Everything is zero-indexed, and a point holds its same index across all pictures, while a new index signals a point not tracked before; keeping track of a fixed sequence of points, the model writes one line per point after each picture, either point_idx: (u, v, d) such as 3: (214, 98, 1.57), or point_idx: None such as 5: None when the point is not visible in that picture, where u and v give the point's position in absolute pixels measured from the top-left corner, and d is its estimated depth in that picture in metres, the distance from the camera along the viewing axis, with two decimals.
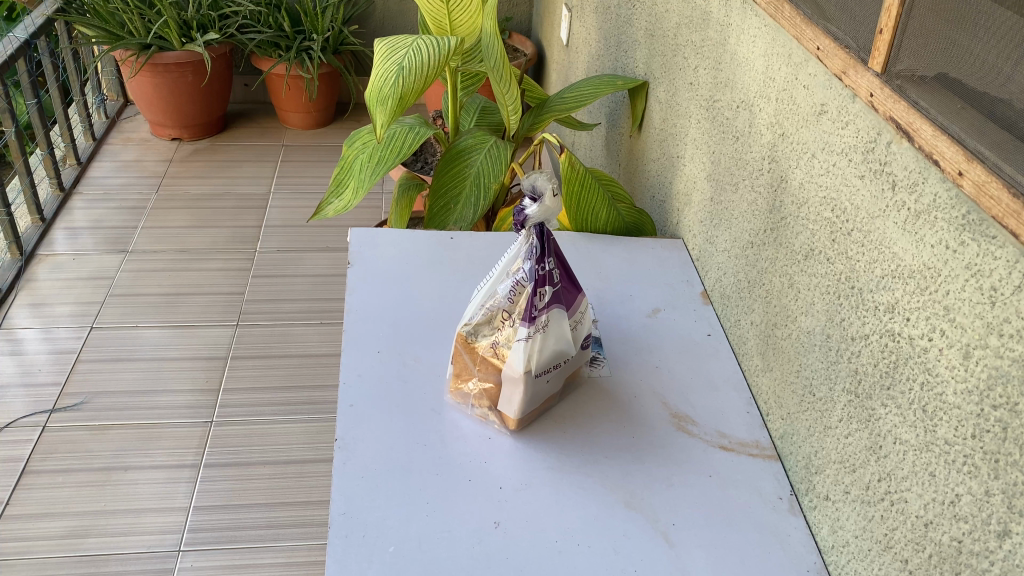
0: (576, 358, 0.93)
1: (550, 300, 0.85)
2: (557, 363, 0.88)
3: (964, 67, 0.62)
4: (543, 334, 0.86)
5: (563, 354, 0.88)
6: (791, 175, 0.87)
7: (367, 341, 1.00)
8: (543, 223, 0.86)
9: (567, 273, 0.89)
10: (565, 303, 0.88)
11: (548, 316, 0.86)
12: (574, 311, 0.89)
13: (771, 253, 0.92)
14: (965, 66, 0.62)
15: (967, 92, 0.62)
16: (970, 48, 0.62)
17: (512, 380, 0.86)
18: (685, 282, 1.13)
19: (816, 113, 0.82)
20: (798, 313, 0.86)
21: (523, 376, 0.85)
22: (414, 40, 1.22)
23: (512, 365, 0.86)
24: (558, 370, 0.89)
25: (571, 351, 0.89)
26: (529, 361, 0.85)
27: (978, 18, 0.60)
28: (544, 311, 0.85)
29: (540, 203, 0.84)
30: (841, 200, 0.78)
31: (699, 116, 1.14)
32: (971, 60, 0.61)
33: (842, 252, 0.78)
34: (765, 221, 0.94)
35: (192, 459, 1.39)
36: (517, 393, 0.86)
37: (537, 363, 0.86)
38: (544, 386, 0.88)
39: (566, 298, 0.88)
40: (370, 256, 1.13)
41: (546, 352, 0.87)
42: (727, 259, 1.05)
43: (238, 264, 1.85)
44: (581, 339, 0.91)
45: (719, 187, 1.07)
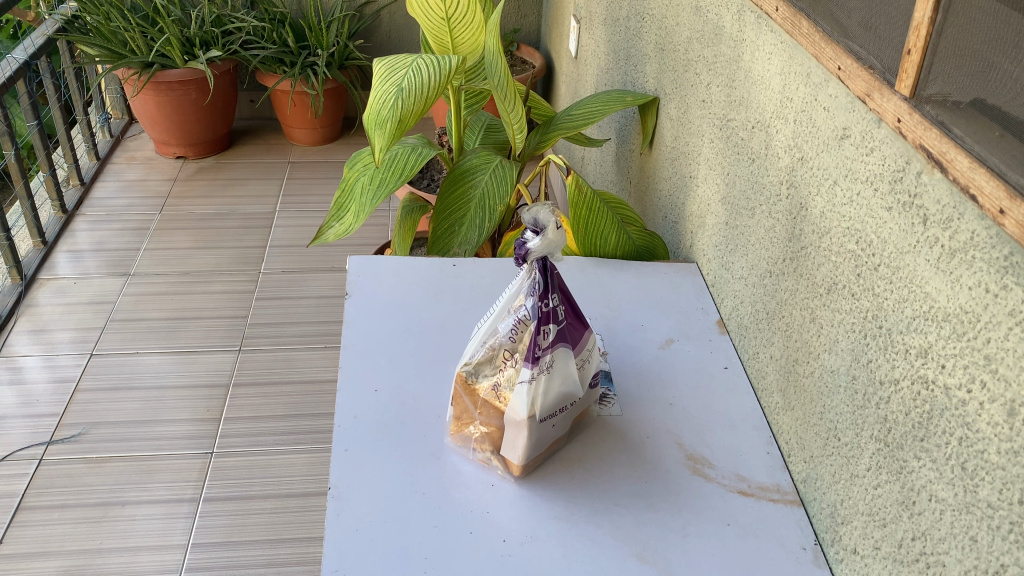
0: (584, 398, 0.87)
1: (555, 339, 0.80)
2: (565, 406, 0.83)
3: (1003, 90, 0.56)
4: (550, 376, 0.81)
5: (571, 397, 0.83)
6: (811, 202, 0.82)
7: (364, 379, 0.95)
8: (548, 257, 0.81)
9: (573, 308, 0.83)
10: (571, 341, 0.82)
11: (553, 357, 0.80)
12: (581, 349, 0.84)
13: (791, 284, 0.87)
14: (1002, 88, 0.56)
15: (1007, 120, 0.56)
16: (1009, 71, 0.56)
17: (515, 425, 0.81)
18: (699, 309, 1.07)
19: (837, 138, 0.76)
20: (821, 350, 0.81)
21: (527, 422, 0.80)
22: (414, 60, 1.17)
23: (515, 409, 0.81)
24: (565, 412, 0.84)
25: (579, 392, 0.84)
26: (535, 406, 0.80)
27: (1018, 39, 0.55)
28: (547, 350, 0.80)
29: (542, 237, 0.79)
30: (866, 232, 0.72)
31: (712, 135, 1.09)
32: (1010, 85, 0.55)
33: (868, 288, 0.72)
34: (783, 249, 0.88)
35: (191, 492, 1.34)
36: (520, 438, 0.81)
37: (543, 408, 0.81)
38: (549, 430, 0.82)
39: (572, 335, 0.82)
40: (369, 286, 1.08)
41: (553, 395, 0.81)
42: (744, 287, 0.99)
43: (241, 286, 1.81)
44: (589, 378, 0.86)
45: (734, 210, 1.01)
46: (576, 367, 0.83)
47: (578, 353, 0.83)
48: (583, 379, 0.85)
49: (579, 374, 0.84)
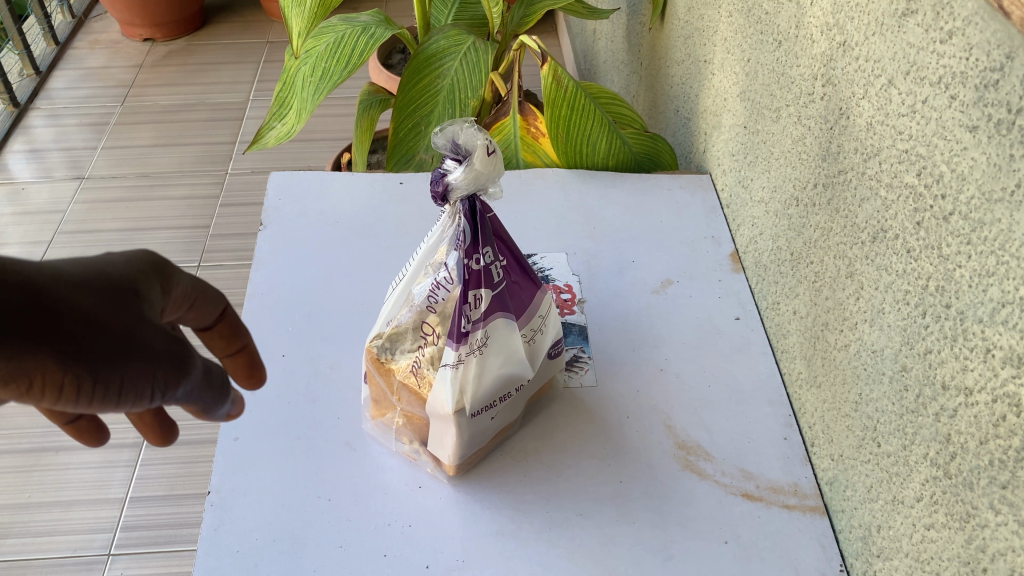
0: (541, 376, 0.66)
1: (492, 307, 0.59)
2: (510, 392, 0.62)
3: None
4: (485, 356, 0.60)
5: (518, 381, 0.62)
6: (855, 108, 0.57)
7: (269, 341, 0.75)
8: (478, 195, 0.59)
9: (517, 261, 0.61)
10: (514, 308, 0.61)
11: (489, 331, 0.59)
12: (530, 316, 0.62)
13: (821, 221, 0.63)
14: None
15: None
16: None
17: (440, 419, 0.60)
18: (709, 238, 0.84)
19: (897, 16, 0.52)
20: (859, 319, 0.58)
21: (454, 418, 0.59)
22: None
23: (437, 401, 0.60)
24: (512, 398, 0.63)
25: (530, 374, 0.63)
26: (465, 396, 0.59)
27: None
28: (481, 323, 0.58)
29: (467, 164, 0.56)
30: (935, 162, 0.48)
31: (730, 6, 0.82)
32: None
33: (933, 244, 0.49)
34: (814, 171, 0.64)
35: (134, 437, 1.19)
36: (448, 437, 0.61)
37: (478, 399, 0.60)
38: (487, 424, 0.62)
39: (516, 299, 0.61)
40: (292, 213, 0.87)
41: (491, 380, 0.61)
42: (765, 214, 0.76)
43: (206, 190, 1.61)
44: (545, 351, 0.65)
45: (755, 110, 0.76)
46: (525, 341, 0.62)
47: (528, 322, 0.62)
48: (537, 355, 0.64)
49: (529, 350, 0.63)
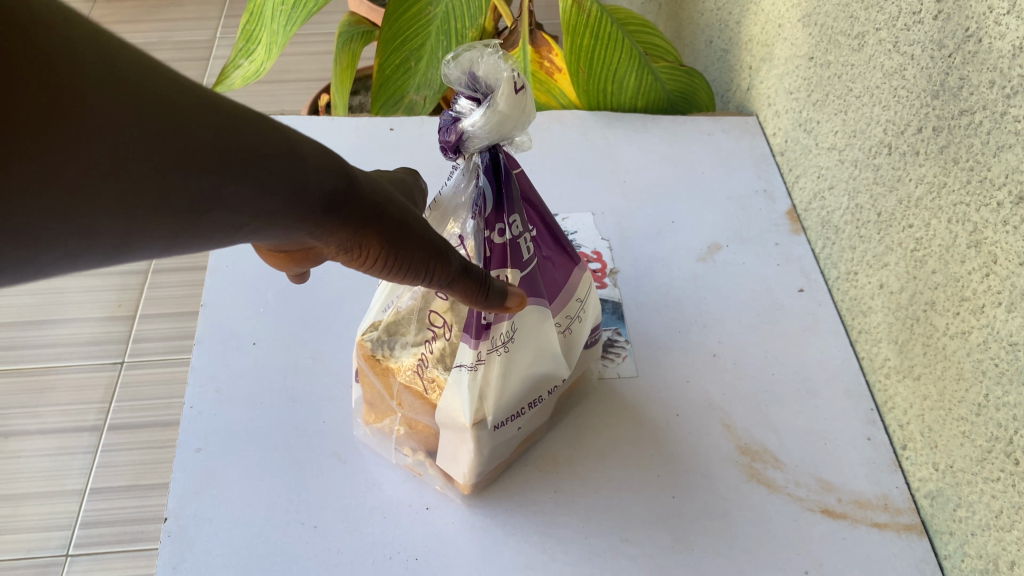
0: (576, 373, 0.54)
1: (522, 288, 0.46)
2: (539, 396, 0.50)
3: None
4: (511, 354, 0.47)
5: (551, 382, 0.50)
6: (993, 28, 0.44)
7: (239, 328, 0.62)
8: (501, 146, 0.45)
9: (550, 233, 0.49)
10: (547, 290, 0.48)
11: (517, 322, 0.47)
12: (565, 300, 0.50)
13: (930, 174, 0.50)
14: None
15: None
16: None
17: (454, 431, 0.48)
18: (760, 193, 0.71)
19: None
20: (989, 301, 0.46)
21: (472, 432, 0.47)
22: None
23: (448, 411, 0.47)
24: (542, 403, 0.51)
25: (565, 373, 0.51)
26: (486, 404, 0.47)
27: None
28: (507, 313, 0.46)
29: (489, 106, 0.42)
30: None
31: None
32: None
33: None
34: (920, 110, 0.51)
35: (93, 419, 1.06)
36: (462, 452, 0.48)
37: (502, 408, 0.47)
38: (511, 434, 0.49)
39: (549, 279, 0.49)
40: None
41: (518, 384, 0.48)
42: (837, 165, 0.62)
43: None
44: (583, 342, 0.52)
45: (826, 36, 0.63)
46: (559, 334, 0.50)
47: (563, 308, 0.50)
48: (573, 350, 0.52)
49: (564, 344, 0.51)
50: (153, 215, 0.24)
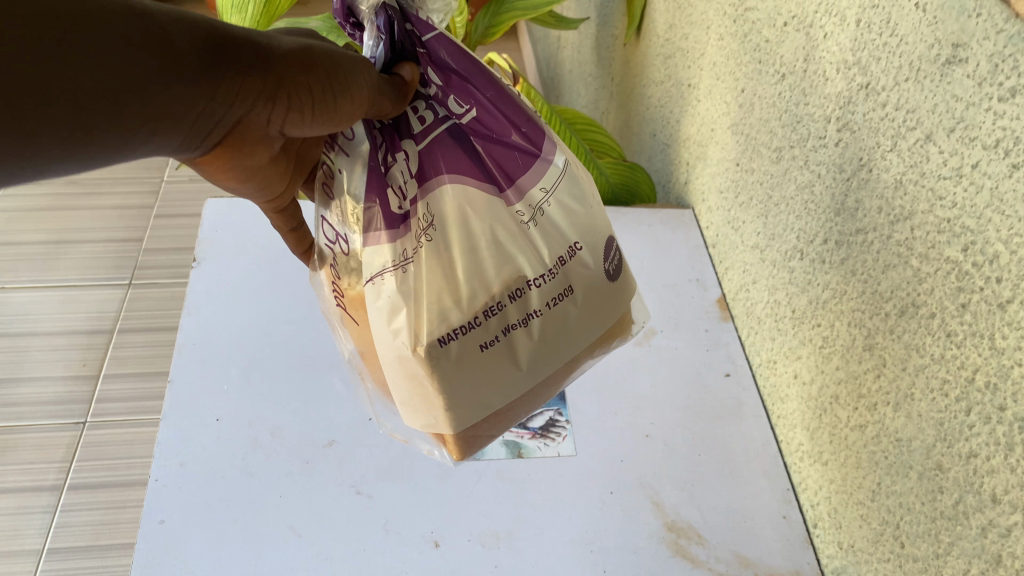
0: (593, 295, 0.52)
1: (435, 160, 0.49)
2: (508, 294, 0.49)
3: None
4: (437, 242, 0.48)
5: (520, 276, 0.49)
6: (879, 161, 0.51)
7: (203, 402, 0.66)
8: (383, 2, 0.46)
9: (504, 115, 0.50)
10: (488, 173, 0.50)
11: (431, 208, 0.49)
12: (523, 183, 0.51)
13: (832, 281, 0.57)
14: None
15: None
16: None
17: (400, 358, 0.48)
18: (693, 281, 0.78)
19: (939, 63, 0.45)
20: (880, 399, 0.51)
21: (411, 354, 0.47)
22: None
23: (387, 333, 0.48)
24: (522, 318, 0.49)
25: (537, 268, 0.49)
26: (416, 303, 0.47)
27: None
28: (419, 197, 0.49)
29: None
30: (984, 236, 0.41)
31: (721, 32, 0.75)
32: None
33: (982, 333, 0.42)
34: (824, 223, 0.58)
35: (54, 478, 1.08)
36: (410, 378, 0.48)
37: (439, 300, 0.47)
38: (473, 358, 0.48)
39: (499, 160, 0.50)
40: (230, 252, 0.79)
41: (455, 274, 0.48)
42: (760, 260, 0.69)
43: (140, 199, 1.51)
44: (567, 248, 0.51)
45: (751, 146, 0.69)
46: (516, 222, 0.50)
47: (522, 197, 0.50)
48: (543, 237, 0.50)
49: (529, 237, 0.50)
50: (81, 126, 0.31)
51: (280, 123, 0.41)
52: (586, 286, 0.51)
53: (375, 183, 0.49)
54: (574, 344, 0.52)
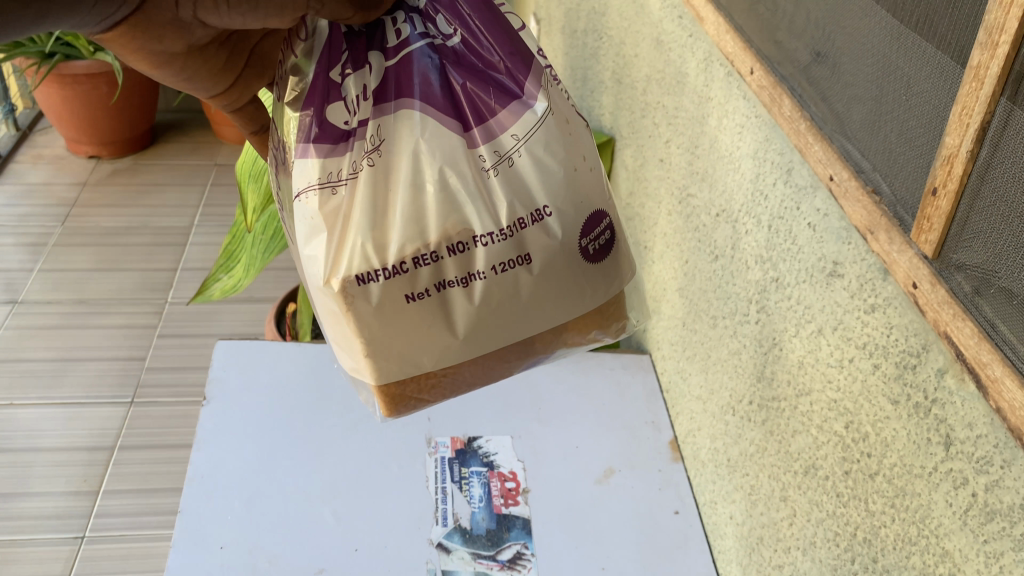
0: (551, 264, 0.56)
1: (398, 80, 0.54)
2: (447, 246, 0.53)
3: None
4: (378, 166, 0.53)
5: (464, 228, 0.53)
6: (786, 344, 0.61)
7: (209, 531, 0.74)
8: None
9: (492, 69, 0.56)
10: (458, 108, 0.55)
11: (381, 130, 0.53)
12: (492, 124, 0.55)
13: (756, 437, 0.67)
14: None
15: None
16: None
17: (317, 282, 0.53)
18: (649, 422, 0.87)
19: (824, 273, 0.56)
20: (794, 545, 0.60)
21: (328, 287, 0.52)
22: None
23: (309, 253, 0.53)
24: (462, 276, 0.54)
25: (487, 226, 0.53)
26: (343, 233, 0.52)
27: None
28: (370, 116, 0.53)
29: None
30: (859, 417, 0.52)
31: (669, 208, 0.87)
32: None
33: (861, 497, 0.51)
34: (749, 387, 0.68)
35: None
36: (332, 312, 0.54)
37: (371, 233, 0.52)
38: (396, 290, 0.53)
39: (473, 103, 0.55)
40: (236, 392, 0.88)
41: (391, 210, 0.53)
42: (702, 410, 0.79)
43: (144, 320, 1.62)
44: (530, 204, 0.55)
45: (694, 310, 0.80)
46: (477, 165, 0.54)
47: (489, 140, 0.55)
48: (502, 185, 0.54)
49: (484, 188, 0.54)
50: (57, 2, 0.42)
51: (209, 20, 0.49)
52: (541, 254, 0.55)
53: (319, 88, 0.53)
54: (521, 318, 0.56)
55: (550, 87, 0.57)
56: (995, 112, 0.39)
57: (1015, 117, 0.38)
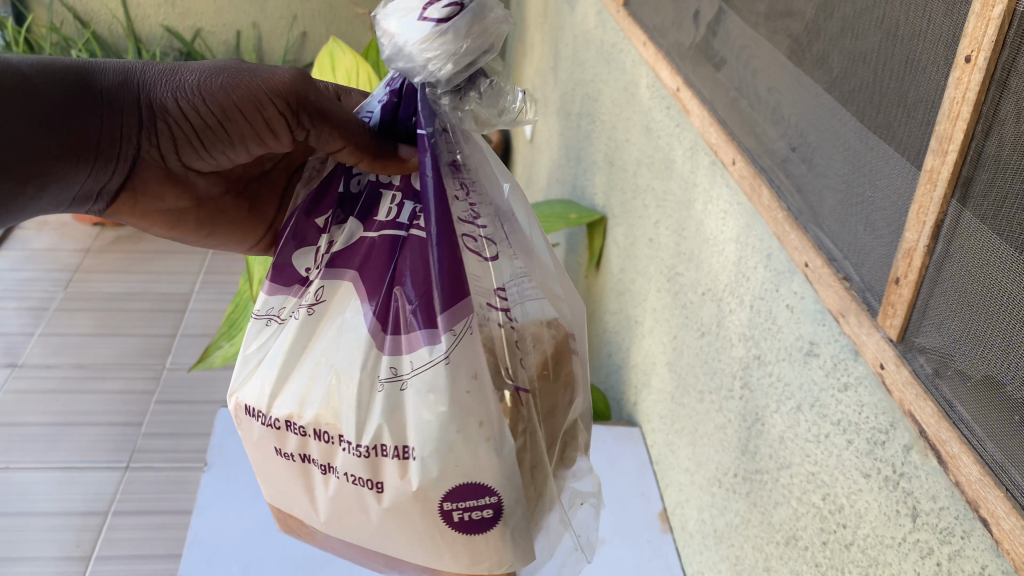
0: (399, 509, 0.51)
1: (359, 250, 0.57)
2: (314, 430, 0.53)
3: (1020, 364, 0.38)
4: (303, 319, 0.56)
5: (332, 423, 0.52)
6: (768, 418, 0.65)
7: None
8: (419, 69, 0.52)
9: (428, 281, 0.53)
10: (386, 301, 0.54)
11: (322, 289, 0.56)
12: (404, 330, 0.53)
13: (741, 509, 0.69)
14: (1016, 371, 0.38)
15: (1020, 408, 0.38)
16: (1009, 342, 0.39)
17: None
18: (639, 493, 0.90)
19: (802, 352, 0.59)
20: None
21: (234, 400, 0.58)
22: None
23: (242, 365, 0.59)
24: (323, 463, 0.53)
25: (351, 436, 0.52)
26: (258, 362, 0.57)
27: None
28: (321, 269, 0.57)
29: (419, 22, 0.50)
30: (835, 490, 0.55)
31: (658, 286, 0.91)
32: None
33: (839, 567, 0.54)
34: (734, 460, 0.71)
35: None
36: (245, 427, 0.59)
37: (270, 379, 0.55)
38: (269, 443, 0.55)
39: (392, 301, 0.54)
40: (237, 460, 0.91)
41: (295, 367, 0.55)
42: (690, 482, 0.81)
43: (142, 385, 1.64)
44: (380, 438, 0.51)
45: (682, 384, 0.84)
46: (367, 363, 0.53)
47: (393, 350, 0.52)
48: (378, 405, 0.51)
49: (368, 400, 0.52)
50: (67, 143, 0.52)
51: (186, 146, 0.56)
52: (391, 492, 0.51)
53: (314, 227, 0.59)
54: (371, 536, 0.54)
55: (469, 339, 0.51)
56: (947, 213, 0.43)
57: (963, 217, 0.42)
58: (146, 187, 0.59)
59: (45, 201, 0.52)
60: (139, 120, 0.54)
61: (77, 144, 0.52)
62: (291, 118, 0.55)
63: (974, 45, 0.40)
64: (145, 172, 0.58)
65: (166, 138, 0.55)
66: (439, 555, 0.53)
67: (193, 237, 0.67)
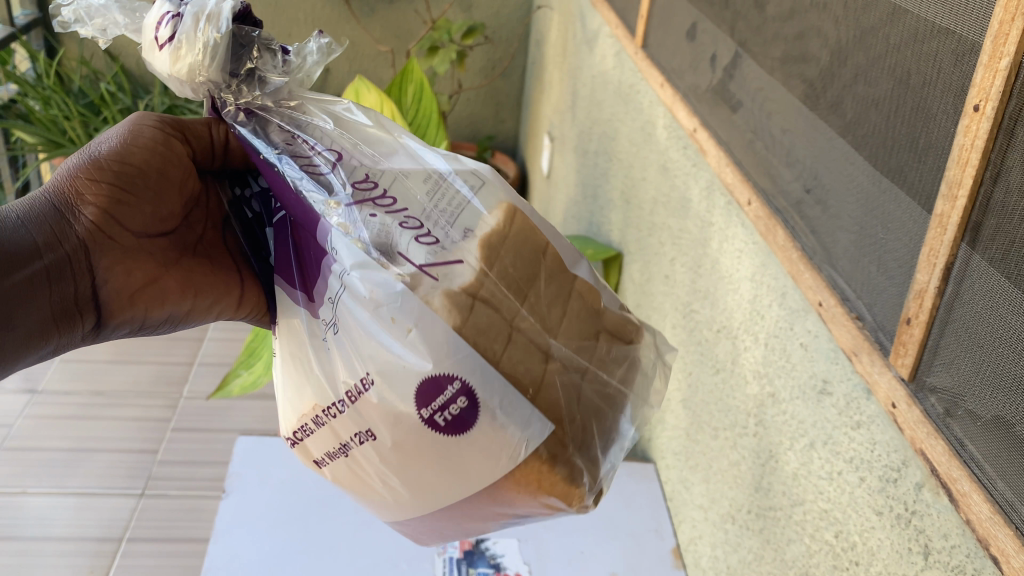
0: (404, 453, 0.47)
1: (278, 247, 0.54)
2: (303, 427, 0.51)
3: None
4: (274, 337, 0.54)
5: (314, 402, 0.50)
6: (782, 455, 0.65)
7: None
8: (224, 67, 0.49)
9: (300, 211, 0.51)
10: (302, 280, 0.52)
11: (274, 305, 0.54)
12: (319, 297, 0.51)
13: (754, 545, 0.70)
14: None
15: None
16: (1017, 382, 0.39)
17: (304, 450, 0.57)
18: (652, 530, 0.90)
19: (816, 390, 0.60)
20: None
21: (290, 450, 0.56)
22: None
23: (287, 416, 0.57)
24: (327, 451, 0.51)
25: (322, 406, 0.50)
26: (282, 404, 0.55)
27: None
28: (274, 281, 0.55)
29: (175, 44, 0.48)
30: (849, 527, 0.55)
31: (674, 322, 0.92)
32: None
33: None
34: (748, 497, 0.71)
35: None
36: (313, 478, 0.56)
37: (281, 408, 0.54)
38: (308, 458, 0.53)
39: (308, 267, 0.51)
40: (254, 489, 0.92)
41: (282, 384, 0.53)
42: (704, 518, 0.82)
43: (159, 413, 1.65)
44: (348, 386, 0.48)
45: (697, 421, 0.84)
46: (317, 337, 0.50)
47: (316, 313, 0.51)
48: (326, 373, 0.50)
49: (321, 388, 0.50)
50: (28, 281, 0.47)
51: (121, 237, 0.53)
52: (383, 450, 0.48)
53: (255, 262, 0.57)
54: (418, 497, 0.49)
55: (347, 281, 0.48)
56: (958, 255, 0.44)
57: (973, 260, 0.43)
58: (115, 276, 0.53)
59: (25, 333, 0.47)
60: (54, 205, 0.51)
61: (21, 254, 0.47)
62: (172, 151, 0.55)
63: (982, 94, 0.41)
64: (105, 256, 0.52)
65: (91, 207, 0.52)
66: (455, 486, 0.48)
67: (175, 318, 0.57)
